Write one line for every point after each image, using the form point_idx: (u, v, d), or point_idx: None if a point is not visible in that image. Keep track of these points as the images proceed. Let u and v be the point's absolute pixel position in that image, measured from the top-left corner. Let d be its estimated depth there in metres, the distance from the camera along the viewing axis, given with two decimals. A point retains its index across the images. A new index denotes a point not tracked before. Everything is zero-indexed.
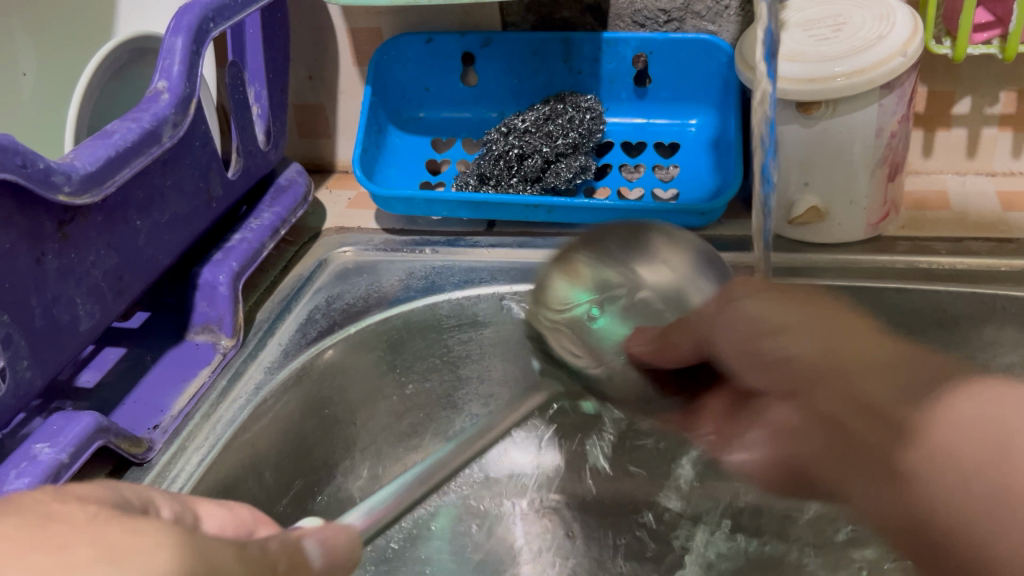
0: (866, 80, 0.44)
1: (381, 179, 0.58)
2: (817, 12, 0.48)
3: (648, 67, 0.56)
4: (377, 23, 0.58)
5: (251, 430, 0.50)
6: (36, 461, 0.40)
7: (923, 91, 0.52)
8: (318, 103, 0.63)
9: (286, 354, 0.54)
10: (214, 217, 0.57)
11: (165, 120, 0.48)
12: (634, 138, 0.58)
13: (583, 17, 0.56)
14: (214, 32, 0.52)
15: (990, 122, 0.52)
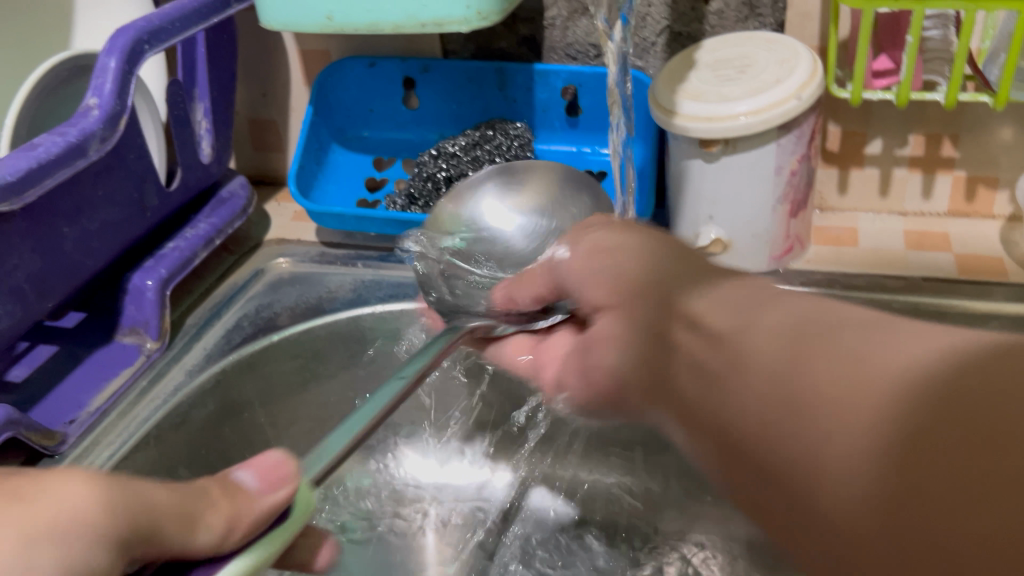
0: (763, 121, 0.48)
1: (319, 195, 0.60)
2: (728, 53, 0.52)
3: (577, 98, 0.60)
4: (326, 46, 0.62)
5: (168, 430, 0.49)
6: (37, 355, 0.50)
7: (837, 131, 0.56)
8: (270, 120, 0.67)
9: (208, 359, 0.53)
10: (148, 227, 0.54)
11: (93, 135, 0.45)
12: (566, 166, 0.62)
13: (519, 49, 0.60)
14: (149, 55, 0.49)
15: (901, 163, 0.56)
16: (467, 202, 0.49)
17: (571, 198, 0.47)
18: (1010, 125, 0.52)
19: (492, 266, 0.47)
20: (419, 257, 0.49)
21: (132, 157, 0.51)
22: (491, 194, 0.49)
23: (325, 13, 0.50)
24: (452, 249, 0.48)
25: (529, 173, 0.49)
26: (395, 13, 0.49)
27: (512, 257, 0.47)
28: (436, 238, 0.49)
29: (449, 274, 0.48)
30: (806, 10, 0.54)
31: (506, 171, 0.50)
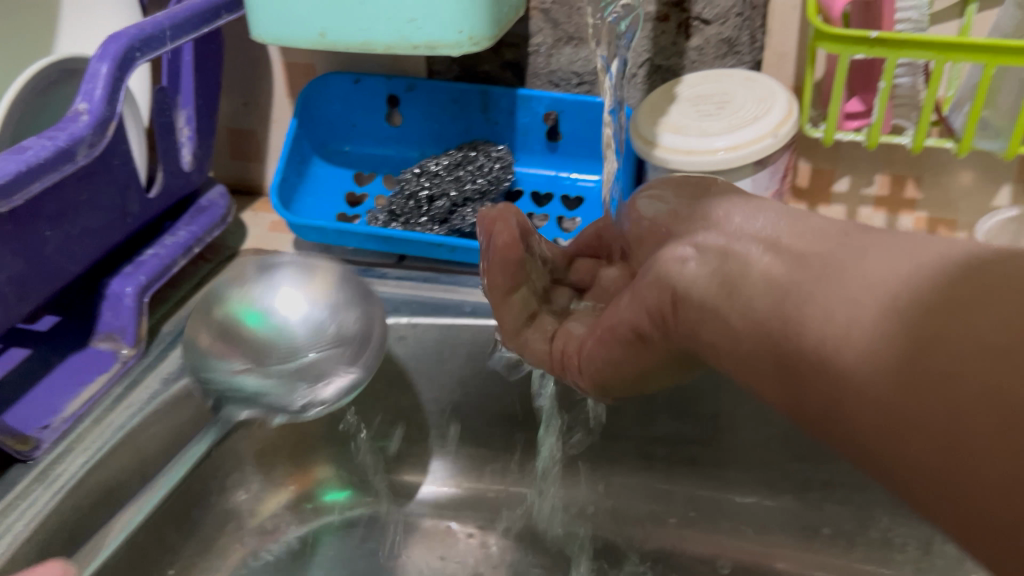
0: (740, 157, 0.49)
1: (299, 208, 0.61)
2: (708, 88, 0.54)
3: (558, 123, 0.61)
4: (311, 60, 0.63)
5: (142, 438, 0.49)
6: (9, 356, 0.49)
7: (806, 168, 0.58)
8: (251, 130, 0.67)
9: (184, 367, 0.53)
10: (128, 232, 0.53)
11: (82, 140, 0.45)
12: (543, 189, 0.63)
13: (503, 73, 0.62)
14: (140, 62, 0.49)
15: (866, 201, 0.58)
16: (251, 286, 0.50)
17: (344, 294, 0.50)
18: (969, 170, 0.55)
19: (272, 360, 0.47)
20: (205, 343, 0.48)
21: (116, 163, 0.51)
22: (283, 280, 0.50)
23: (318, 29, 0.51)
24: (236, 334, 0.48)
25: (318, 263, 0.51)
26: (388, 34, 0.50)
27: (292, 347, 0.48)
28: (222, 323, 0.48)
29: (223, 362, 0.47)
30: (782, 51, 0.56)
31: (300, 265, 0.51)
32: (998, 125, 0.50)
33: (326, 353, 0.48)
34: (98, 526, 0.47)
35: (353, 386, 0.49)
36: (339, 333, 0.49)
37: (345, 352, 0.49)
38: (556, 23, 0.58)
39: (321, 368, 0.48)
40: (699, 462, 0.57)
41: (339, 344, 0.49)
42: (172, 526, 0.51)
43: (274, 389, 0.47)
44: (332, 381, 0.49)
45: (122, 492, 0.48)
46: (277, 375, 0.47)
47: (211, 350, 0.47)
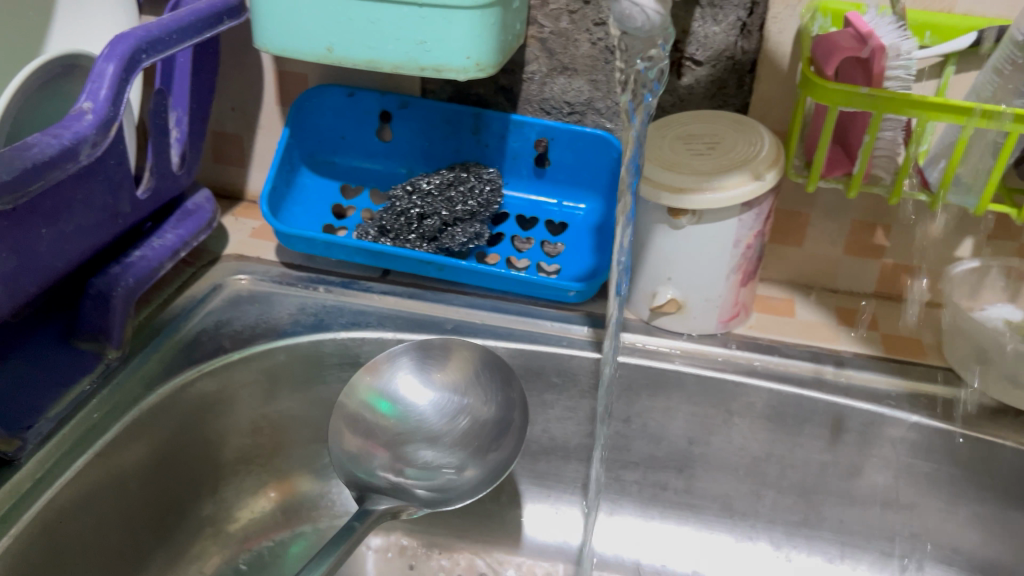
0: (729, 198, 0.51)
1: (286, 217, 0.61)
2: (698, 128, 0.55)
3: (548, 150, 0.63)
4: (305, 71, 0.63)
5: (123, 442, 0.49)
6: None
7: (783, 210, 0.60)
8: (237, 135, 0.67)
9: (168, 371, 0.53)
10: (117, 232, 0.53)
11: (86, 140, 0.44)
12: (528, 214, 0.64)
13: (495, 97, 0.63)
14: (145, 65, 0.49)
15: (837, 245, 0.61)
16: (384, 375, 0.56)
17: (483, 384, 0.56)
18: (937, 222, 0.58)
19: (416, 453, 0.56)
20: (349, 445, 0.55)
21: (112, 163, 0.50)
22: (411, 369, 0.57)
23: (325, 44, 0.51)
24: (375, 423, 0.56)
25: (451, 350, 0.56)
26: (397, 54, 0.51)
27: (431, 436, 0.56)
28: (359, 415, 0.56)
29: (371, 460, 0.55)
30: (767, 96, 0.58)
31: (426, 348, 0.57)
32: (970, 182, 0.52)
33: (463, 442, 0.56)
34: (76, 533, 0.46)
35: (495, 471, 0.56)
36: (476, 420, 0.57)
37: (483, 440, 0.56)
38: (552, 53, 0.59)
39: (458, 462, 0.56)
40: (672, 487, 0.60)
41: (475, 435, 0.56)
42: (146, 529, 0.52)
43: (425, 478, 0.55)
44: (469, 467, 0.56)
45: (100, 498, 0.48)
46: (425, 468, 0.55)
47: (357, 451, 0.55)
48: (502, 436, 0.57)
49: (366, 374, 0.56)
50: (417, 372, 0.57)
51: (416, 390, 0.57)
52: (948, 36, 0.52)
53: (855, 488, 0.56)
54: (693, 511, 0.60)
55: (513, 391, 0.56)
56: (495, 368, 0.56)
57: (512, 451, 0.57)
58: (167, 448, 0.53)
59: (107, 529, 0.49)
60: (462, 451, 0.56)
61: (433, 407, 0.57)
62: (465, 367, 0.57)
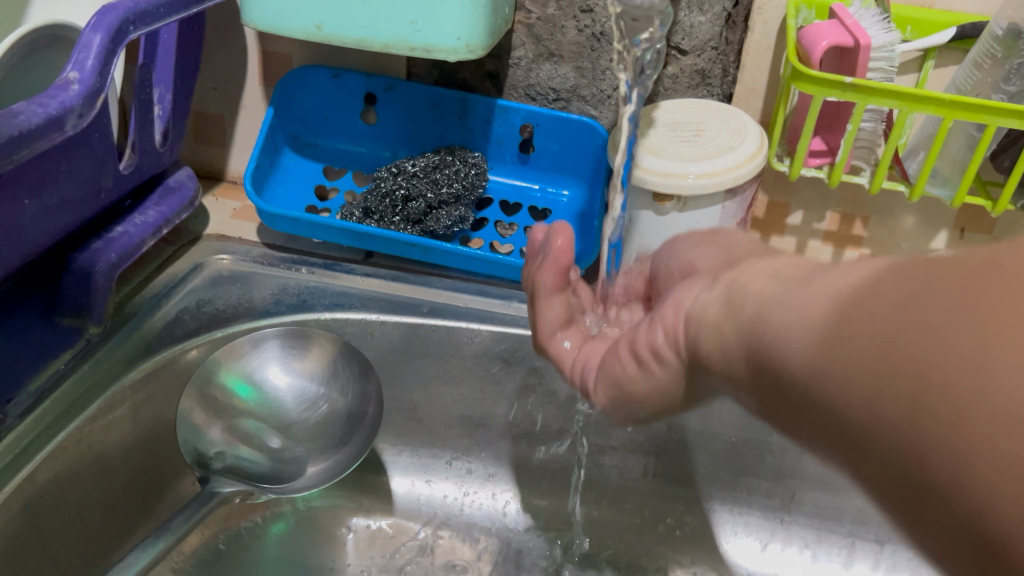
0: (714, 183, 0.51)
1: (269, 197, 0.61)
2: (684, 116, 0.55)
3: (532, 136, 0.63)
4: (289, 51, 0.62)
5: (102, 420, 0.49)
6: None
7: (764, 200, 0.61)
8: (219, 114, 0.66)
9: (150, 348, 0.53)
10: (99, 207, 0.52)
11: (72, 110, 0.44)
12: (511, 199, 0.65)
13: (481, 82, 0.63)
14: (132, 37, 0.48)
15: (816, 235, 0.62)
16: (245, 357, 0.54)
17: (341, 375, 0.56)
18: (913, 215, 0.59)
19: (267, 439, 0.54)
20: (198, 422, 0.52)
21: (96, 136, 0.49)
22: (271, 355, 0.55)
23: (315, 22, 0.51)
24: (227, 405, 0.54)
25: (314, 338, 0.55)
26: (386, 34, 0.51)
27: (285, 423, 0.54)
28: (215, 397, 0.53)
29: (218, 441, 0.53)
30: (751, 86, 0.59)
31: (290, 333, 0.55)
32: (947, 174, 0.54)
33: (315, 430, 0.55)
34: (57, 510, 0.46)
35: (342, 465, 0.55)
36: (329, 410, 0.56)
37: (336, 433, 0.56)
38: (539, 39, 0.59)
39: (307, 451, 0.55)
40: (652, 470, 0.60)
41: (329, 425, 0.55)
42: (128, 509, 0.52)
43: (270, 465, 0.54)
44: (317, 457, 0.55)
45: (80, 475, 0.47)
46: (272, 455, 0.54)
47: (207, 429, 0.52)
48: (354, 429, 0.56)
49: (226, 354, 0.54)
50: (278, 359, 0.55)
51: (270, 377, 0.55)
52: (929, 31, 0.53)
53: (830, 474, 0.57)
54: (673, 495, 0.61)
55: (370, 382, 0.56)
56: (357, 360, 0.56)
57: (361, 444, 0.56)
58: (148, 426, 0.52)
59: (87, 508, 0.48)
60: (309, 440, 0.55)
61: (287, 394, 0.55)
62: (328, 356, 0.56)
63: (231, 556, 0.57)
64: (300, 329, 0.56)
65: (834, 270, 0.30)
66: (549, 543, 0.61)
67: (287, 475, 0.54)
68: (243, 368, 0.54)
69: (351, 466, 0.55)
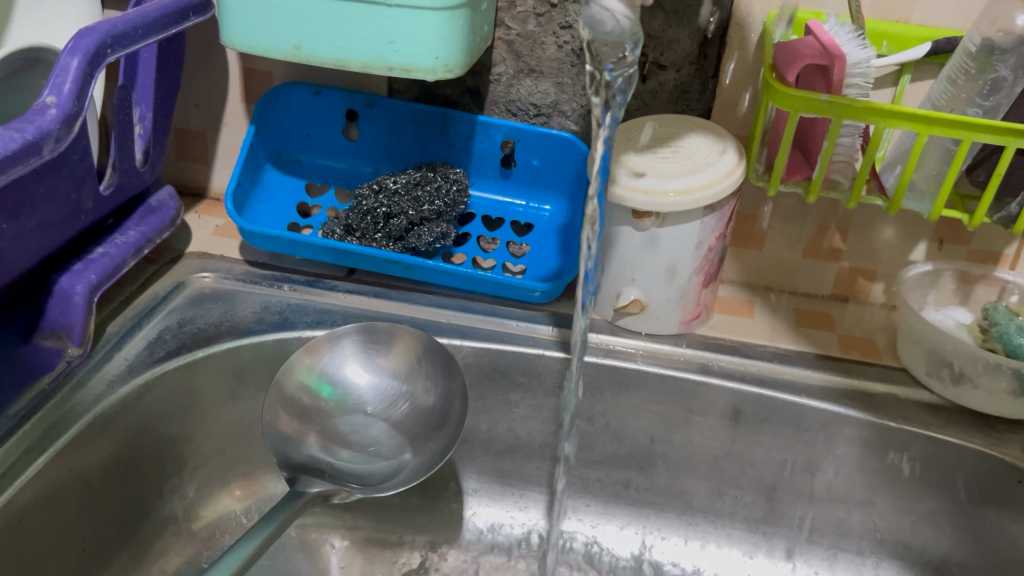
0: (693, 200, 0.51)
1: (251, 214, 0.61)
2: (663, 133, 0.56)
3: (514, 152, 0.63)
4: (270, 68, 0.63)
5: (85, 441, 0.49)
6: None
7: (744, 214, 0.62)
8: (201, 132, 0.67)
9: (131, 370, 0.52)
10: (79, 229, 0.52)
11: (49, 134, 0.44)
12: (493, 214, 0.65)
13: (462, 98, 0.63)
14: (110, 59, 0.48)
15: (796, 248, 0.62)
16: (325, 357, 0.56)
17: (424, 372, 0.56)
18: (891, 227, 0.60)
19: (356, 438, 0.55)
20: (281, 425, 0.54)
21: (75, 158, 0.49)
22: (354, 354, 0.56)
23: (293, 42, 0.51)
24: (312, 405, 0.55)
25: (394, 335, 0.56)
26: (364, 53, 0.51)
27: (370, 421, 0.55)
28: (299, 397, 0.55)
29: (303, 441, 0.54)
30: (729, 101, 0.59)
31: (369, 332, 0.56)
32: (924, 188, 0.54)
33: (400, 428, 0.55)
34: (38, 534, 0.46)
35: (428, 461, 0.55)
36: (417, 407, 0.56)
37: (421, 430, 0.56)
38: (519, 55, 0.60)
39: (397, 447, 0.55)
40: (635, 484, 0.61)
41: (414, 423, 0.56)
42: (110, 530, 0.52)
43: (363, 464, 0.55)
44: (408, 454, 0.55)
45: (63, 496, 0.47)
46: (364, 453, 0.55)
47: (294, 430, 0.54)
48: (440, 427, 0.56)
49: (307, 353, 0.55)
50: (360, 357, 0.56)
51: (354, 376, 0.56)
52: (904, 45, 0.54)
53: (811, 486, 0.57)
54: (656, 507, 0.61)
55: (454, 380, 0.56)
56: (439, 355, 0.56)
57: (449, 442, 0.56)
58: (130, 445, 0.52)
59: (71, 529, 0.48)
60: (398, 438, 0.55)
61: (371, 392, 0.56)
62: (410, 353, 0.56)
63: None
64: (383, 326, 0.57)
65: None
66: (532, 557, 0.61)
67: (381, 471, 0.55)
68: (325, 367, 0.55)
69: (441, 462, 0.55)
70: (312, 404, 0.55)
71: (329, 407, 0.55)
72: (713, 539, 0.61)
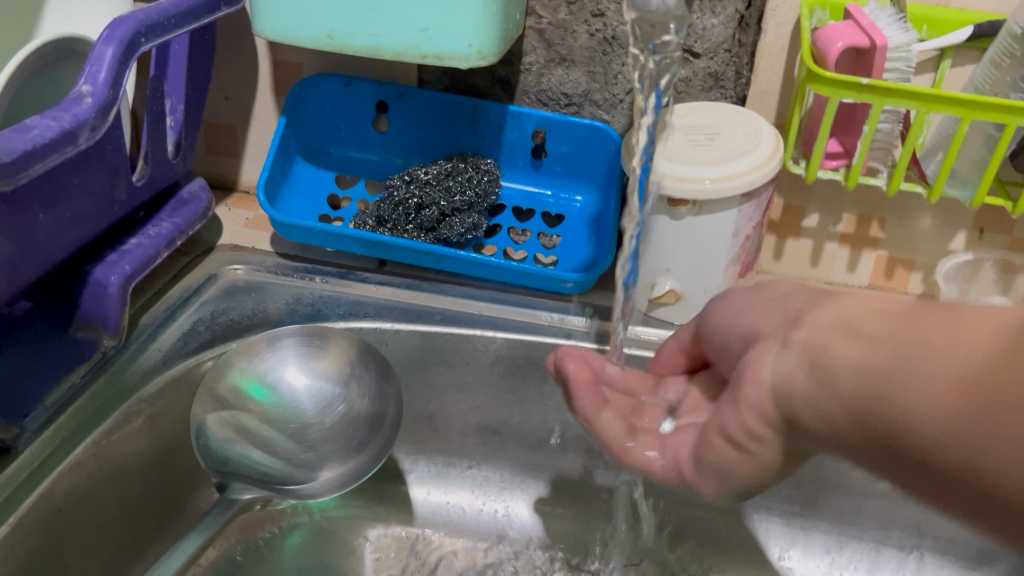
0: (731, 187, 0.51)
1: (282, 206, 0.61)
2: (697, 120, 0.55)
3: (545, 142, 0.63)
4: (300, 60, 0.62)
5: (121, 434, 0.49)
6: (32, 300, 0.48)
7: (780, 203, 0.61)
8: (231, 125, 0.66)
9: (166, 361, 0.53)
10: (113, 220, 0.52)
11: (86, 123, 0.44)
12: (524, 205, 0.64)
13: (493, 88, 0.63)
14: (144, 49, 0.48)
15: (833, 238, 0.61)
16: (259, 359, 0.54)
17: (360, 376, 0.55)
18: (930, 216, 0.59)
19: (284, 441, 0.53)
20: (214, 429, 0.52)
21: (109, 148, 0.49)
22: (290, 356, 0.54)
23: (326, 31, 0.51)
24: (241, 407, 0.53)
25: (332, 337, 0.55)
26: (398, 41, 0.50)
27: (303, 425, 0.53)
28: (229, 400, 0.53)
29: (234, 446, 0.52)
30: (765, 88, 0.59)
31: (308, 333, 0.55)
32: (965, 175, 0.53)
33: (335, 432, 0.54)
34: (76, 524, 0.46)
35: (363, 467, 0.55)
36: (349, 412, 0.54)
37: (357, 434, 0.55)
38: (550, 44, 0.59)
39: (326, 454, 0.53)
40: None
41: (349, 427, 0.54)
42: (145, 521, 0.52)
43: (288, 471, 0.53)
44: (336, 462, 0.54)
45: (99, 488, 0.47)
46: (290, 458, 0.53)
47: (222, 434, 0.52)
48: (375, 431, 0.55)
49: (240, 354, 0.54)
50: (293, 360, 0.54)
51: (283, 379, 0.54)
52: (945, 29, 0.53)
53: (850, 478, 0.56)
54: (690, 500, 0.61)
55: (389, 384, 0.56)
56: (375, 358, 0.55)
57: (381, 447, 0.56)
58: (166, 437, 0.53)
59: (108, 522, 0.49)
60: (328, 445, 0.53)
61: (303, 395, 0.54)
62: (347, 356, 0.55)
63: (249, 566, 0.57)
64: (319, 329, 0.56)
65: (784, 378, 0.29)
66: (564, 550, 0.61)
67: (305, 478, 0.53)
68: (256, 368, 0.54)
69: (370, 471, 0.55)
70: (241, 407, 0.53)
71: (256, 411, 0.53)
72: (750, 534, 0.60)
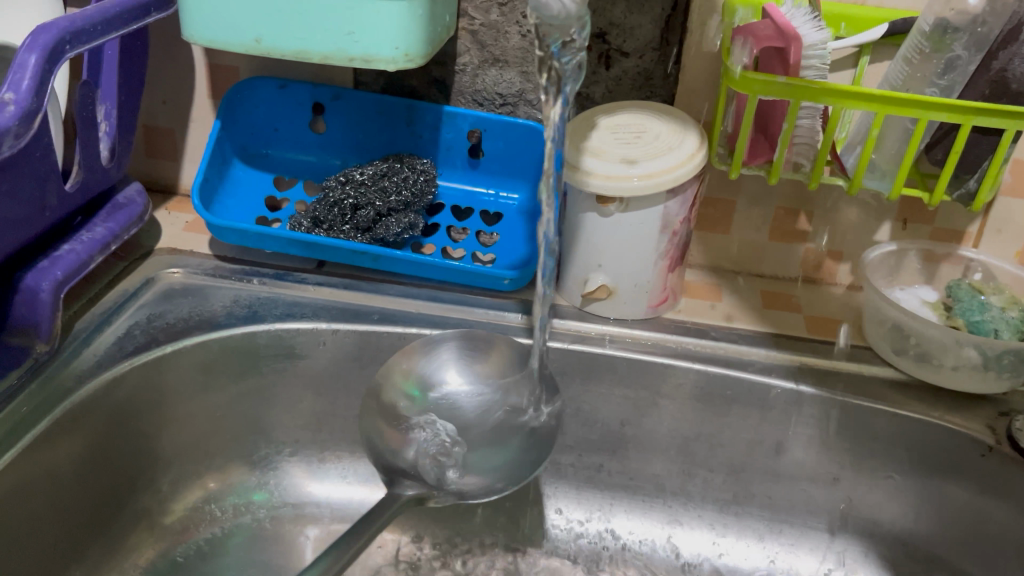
0: (656, 184, 0.52)
1: (219, 209, 0.61)
2: (625, 118, 0.56)
3: (481, 142, 0.64)
4: (236, 64, 0.63)
5: (56, 438, 0.49)
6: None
7: (710, 198, 0.62)
8: (169, 129, 0.67)
9: (100, 364, 0.53)
10: (45, 226, 0.53)
11: (8, 131, 0.44)
12: (463, 204, 0.65)
13: (429, 89, 0.63)
14: (69, 55, 0.48)
15: (763, 231, 0.63)
16: (420, 363, 0.55)
17: (523, 381, 0.54)
18: (854, 208, 0.60)
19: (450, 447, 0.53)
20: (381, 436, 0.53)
21: (38, 155, 0.49)
22: (452, 359, 0.55)
23: (254, 36, 0.51)
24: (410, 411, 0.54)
25: (494, 342, 0.55)
26: (325, 45, 0.51)
27: (465, 428, 0.53)
28: (393, 402, 0.54)
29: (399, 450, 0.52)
30: (692, 87, 0.60)
31: (469, 337, 0.55)
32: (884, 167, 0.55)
33: (495, 436, 0.53)
34: (7, 527, 0.46)
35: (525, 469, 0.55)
36: (515, 420, 0.54)
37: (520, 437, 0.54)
38: (483, 45, 0.60)
39: (491, 459, 0.53)
40: (607, 467, 0.61)
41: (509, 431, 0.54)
42: (81, 523, 0.52)
43: (464, 478, 0.52)
44: (500, 466, 0.54)
45: (33, 492, 0.48)
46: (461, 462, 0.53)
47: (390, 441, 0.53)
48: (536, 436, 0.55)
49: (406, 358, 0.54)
50: (458, 363, 0.54)
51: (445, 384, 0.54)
52: (862, 27, 0.54)
53: (779, 465, 0.58)
54: (627, 491, 0.62)
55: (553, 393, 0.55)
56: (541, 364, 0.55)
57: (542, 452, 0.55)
58: (102, 440, 0.53)
59: (41, 525, 0.49)
60: (496, 453, 0.53)
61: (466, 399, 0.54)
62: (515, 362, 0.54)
63: (189, 567, 0.58)
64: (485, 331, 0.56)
65: None
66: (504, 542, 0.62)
67: (478, 485, 0.53)
68: (420, 373, 0.54)
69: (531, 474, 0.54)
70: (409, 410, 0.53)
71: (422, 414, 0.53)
72: (685, 521, 0.61)
